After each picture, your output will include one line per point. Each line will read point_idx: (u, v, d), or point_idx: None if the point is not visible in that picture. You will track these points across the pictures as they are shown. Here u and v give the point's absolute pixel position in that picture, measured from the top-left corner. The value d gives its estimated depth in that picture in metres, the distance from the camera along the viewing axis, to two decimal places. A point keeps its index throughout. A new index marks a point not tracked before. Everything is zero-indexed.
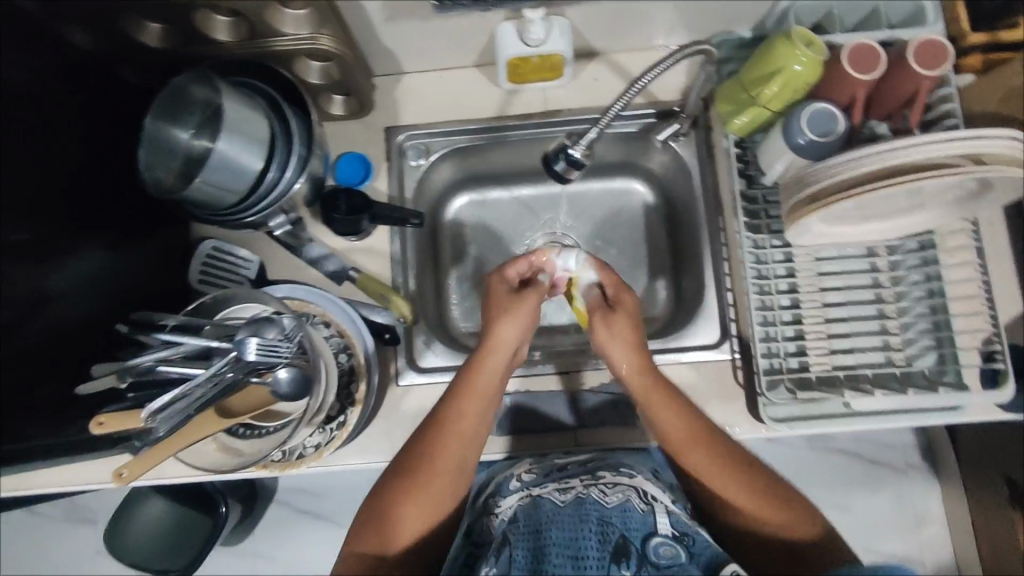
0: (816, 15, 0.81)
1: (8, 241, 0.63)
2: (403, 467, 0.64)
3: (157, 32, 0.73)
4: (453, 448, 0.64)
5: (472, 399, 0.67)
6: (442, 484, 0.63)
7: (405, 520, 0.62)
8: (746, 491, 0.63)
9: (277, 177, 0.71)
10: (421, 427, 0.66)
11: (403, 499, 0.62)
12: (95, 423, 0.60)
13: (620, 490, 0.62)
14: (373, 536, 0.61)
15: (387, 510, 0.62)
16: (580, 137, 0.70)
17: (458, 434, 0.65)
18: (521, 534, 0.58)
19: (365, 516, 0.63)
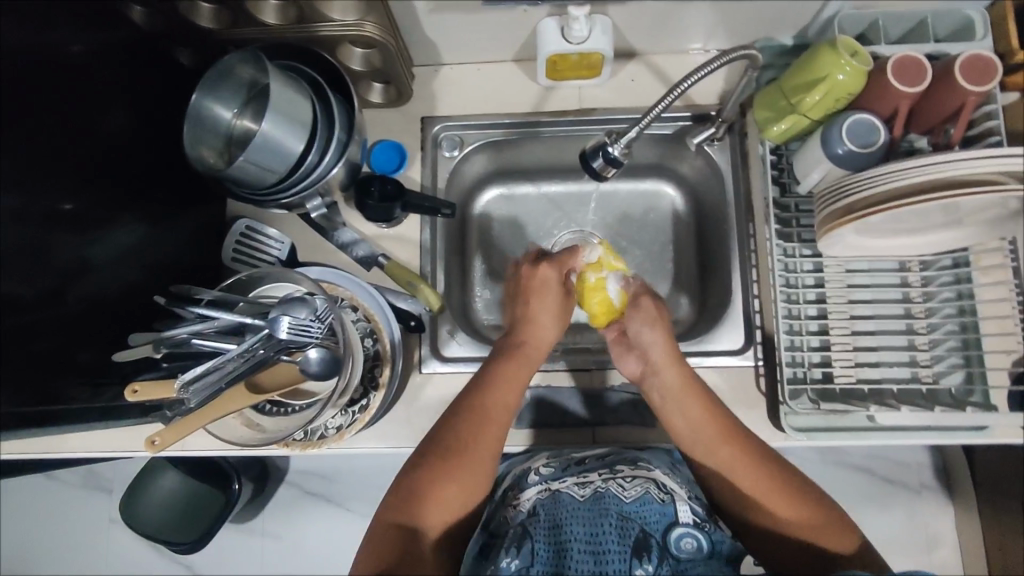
0: (861, 26, 0.80)
1: (55, 210, 0.65)
2: (444, 442, 0.64)
3: (209, 12, 0.77)
4: (494, 427, 0.66)
5: (513, 386, 0.69)
6: (478, 455, 0.64)
7: (443, 495, 0.61)
8: (771, 485, 0.64)
9: (317, 160, 0.73)
10: (460, 405, 0.67)
11: (442, 473, 0.62)
12: (129, 391, 0.62)
13: (639, 482, 0.63)
14: (407, 509, 0.60)
15: (424, 484, 0.61)
16: (619, 135, 0.70)
17: (499, 414, 0.67)
18: (542, 527, 0.59)
19: (399, 490, 0.61)
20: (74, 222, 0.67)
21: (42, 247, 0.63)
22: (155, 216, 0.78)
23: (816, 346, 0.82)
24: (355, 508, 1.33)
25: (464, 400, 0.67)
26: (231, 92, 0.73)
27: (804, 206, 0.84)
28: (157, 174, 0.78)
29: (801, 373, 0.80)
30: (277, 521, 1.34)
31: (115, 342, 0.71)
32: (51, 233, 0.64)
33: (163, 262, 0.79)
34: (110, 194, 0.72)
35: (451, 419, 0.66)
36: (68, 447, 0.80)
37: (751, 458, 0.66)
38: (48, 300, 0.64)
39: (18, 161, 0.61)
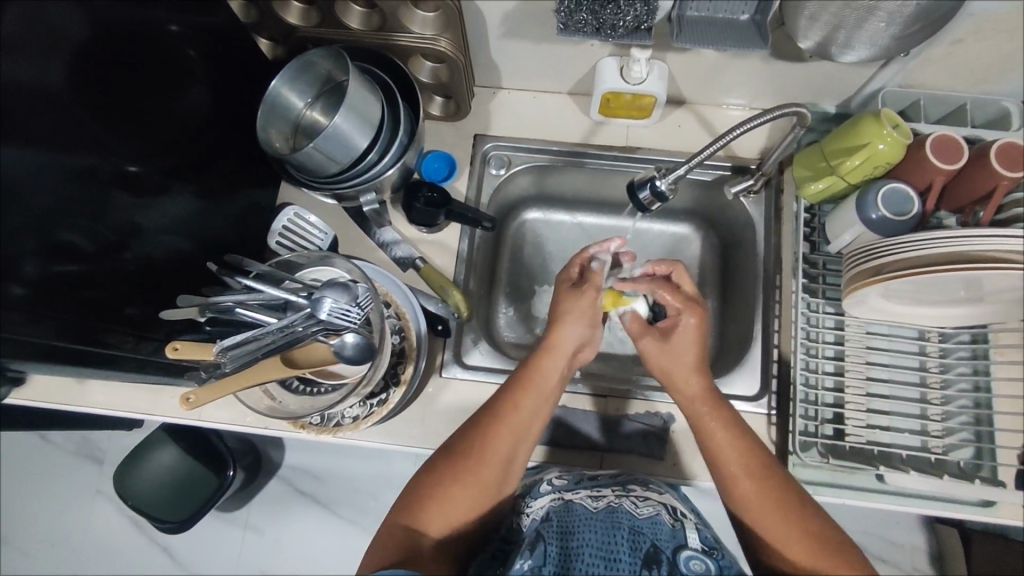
0: (904, 103, 0.85)
1: (125, 171, 0.68)
2: (455, 451, 0.66)
3: (300, 10, 0.80)
4: (504, 441, 0.67)
5: (530, 397, 0.69)
6: (490, 467, 0.65)
7: (450, 500, 0.64)
8: (790, 526, 0.62)
9: (376, 159, 0.78)
10: (476, 416, 0.69)
11: (452, 480, 0.64)
12: (170, 348, 0.65)
13: (651, 504, 0.67)
14: (412, 512, 0.63)
15: (429, 490, 0.64)
16: (668, 171, 0.74)
17: (512, 428, 0.67)
18: (554, 533, 0.62)
19: (411, 492, 0.65)
20: (138, 186, 0.70)
21: (109, 203, 0.66)
22: (211, 190, 0.82)
23: (830, 402, 0.83)
24: (342, 511, 1.32)
25: (478, 414, 0.69)
26: (306, 83, 0.78)
27: (832, 265, 0.86)
28: (218, 153, 0.82)
29: (813, 426, 0.81)
30: (262, 514, 1.33)
31: (158, 303, 0.74)
32: (118, 191, 0.68)
33: (212, 234, 0.82)
34: (175, 165, 0.75)
35: (465, 429, 0.68)
36: (87, 402, 0.82)
37: (772, 493, 0.64)
38: (106, 253, 0.66)
39: (102, 121, 0.65)
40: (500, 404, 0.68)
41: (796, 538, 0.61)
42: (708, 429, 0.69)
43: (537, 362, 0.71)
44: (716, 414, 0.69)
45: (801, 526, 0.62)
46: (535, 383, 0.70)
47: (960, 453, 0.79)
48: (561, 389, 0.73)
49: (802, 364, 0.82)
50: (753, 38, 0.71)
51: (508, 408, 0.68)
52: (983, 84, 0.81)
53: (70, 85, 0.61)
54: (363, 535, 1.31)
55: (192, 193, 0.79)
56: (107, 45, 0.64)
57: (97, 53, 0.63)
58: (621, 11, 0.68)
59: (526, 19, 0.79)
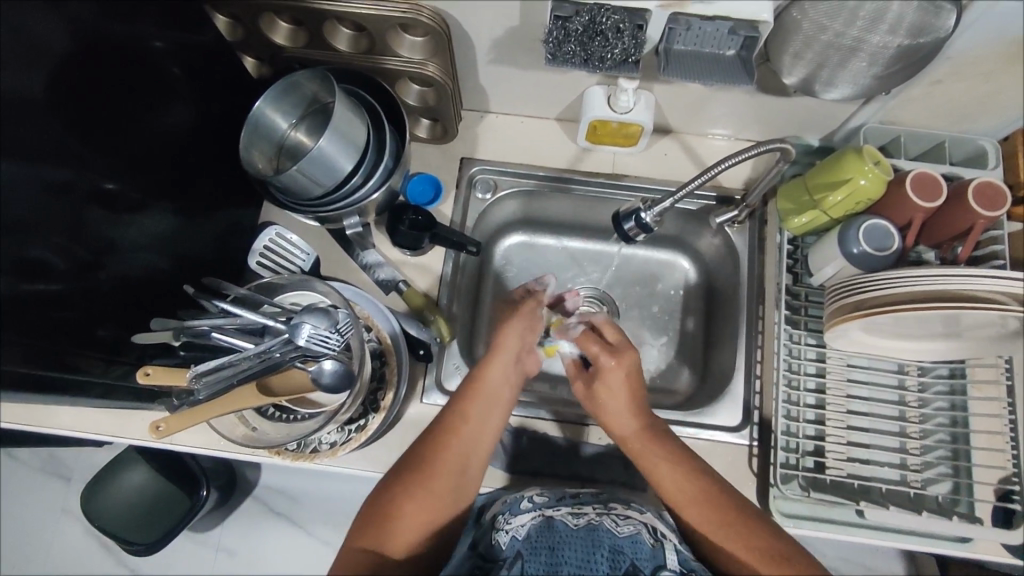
0: (884, 139, 0.86)
1: (102, 189, 0.67)
2: (407, 467, 0.65)
3: (286, 31, 0.80)
4: (455, 452, 0.66)
5: (478, 405, 0.69)
6: (444, 477, 0.65)
7: (408, 517, 0.63)
8: (741, 542, 0.62)
9: (360, 183, 0.77)
10: (427, 432, 0.68)
11: (407, 493, 0.63)
12: (142, 373, 0.63)
13: (631, 523, 0.66)
14: (373, 533, 0.62)
15: (388, 507, 0.63)
16: (653, 203, 0.74)
17: (463, 438, 0.67)
18: (534, 551, 0.62)
19: (369, 511, 0.63)
20: (117, 203, 0.69)
21: (84, 222, 0.65)
22: (190, 208, 0.80)
23: (811, 434, 0.83)
24: (317, 533, 1.29)
25: (429, 428, 0.68)
26: (292, 104, 0.77)
27: (813, 297, 0.87)
28: (199, 171, 0.81)
29: (794, 459, 0.81)
30: (235, 536, 1.30)
31: (132, 324, 0.72)
32: (93, 209, 0.66)
33: (191, 254, 0.80)
34: (155, 182, 0.74)
35: (419, 442, 0.67)
36: (54, 423, 0.79)
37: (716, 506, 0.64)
38: (79, 272, 0.64)
39: (83, 135, 0.64)
40: (450, 417, 0.68)
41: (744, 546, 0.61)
42: (656, 467, 0.68)
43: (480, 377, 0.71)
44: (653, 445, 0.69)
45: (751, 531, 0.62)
46: (482, 392, 0.70)
47: (938, 487, 0.80)
48: (516, 394, 0.73)
49: (784, 397, 0.82)
50: (737, 72, 0.71)
51: (459, 418, 0.68)
52: (960, 124, 0.83)
53: (51, 98, 0.60)
54: None
55: (170, 211, 0.77)
56: (91, 60, 0.63)
57: (82, 67, 0.62)
58: (609, 43, 0.68)
59: (514, 47, 0.80)
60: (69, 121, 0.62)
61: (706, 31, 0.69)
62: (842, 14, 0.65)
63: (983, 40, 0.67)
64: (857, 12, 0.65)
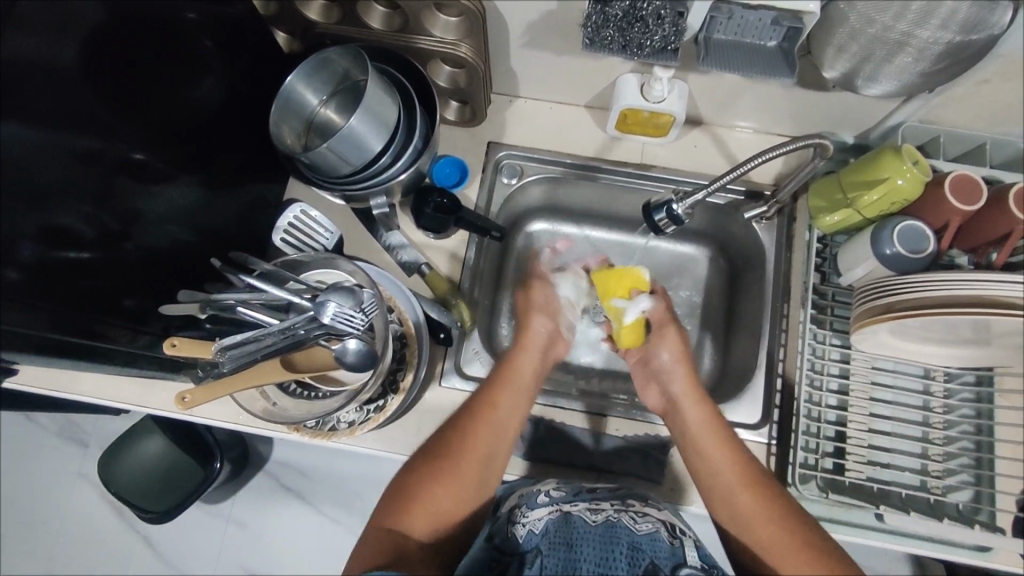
0: (924, 138, 0.84)
1: (131, 159, 0.67)
2: (435, 451, 0.66)
3: (321, 6, 0.78)
4: (485, 438, 0.67)
5: (507, 394, 0.70)
6: (472, 462, 0.65)
7: (434, 501, 0.63)
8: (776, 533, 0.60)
9: (389, 164, 0.77)
10: (455, 417, 0.69)
11: (431, 482, 0.63)
12: (169, 345, 0.64)
13: (650, 520, 0.67)
14: (398, 513, 0.62)
15: (413, 489, 0.63)
16: (686, 195, 0.72)
17: (488, 428, 0.67)
18: (554, 546, 0.62)
19: (396, 491, 0.64)
20: (147, 175, 0.69)
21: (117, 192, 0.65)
22: (218, 182, 0.80)
23: (830, 436, 0.82)
24: (328, 510, 1.31)
25: (458, 413, 0.69)
26: (323, 81, 0.76)
27: (841, 297, 0.86)
28: (227, 144, 0.81)
29: (813, 459, 0.80)
30: (246, 508, 1.31)
31: (157, 295, 0.72)
32: (124, 179, 0.66)
33: (216, 227, 0.80)
34: (184, 156, 0.74)
35: (443, 432, 0.68)
36: (76, 389, 0.80)
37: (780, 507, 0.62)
38: (107, 241, 0.65)
39: (114, 106, 0.64)
40: (479, 405, 0.69)
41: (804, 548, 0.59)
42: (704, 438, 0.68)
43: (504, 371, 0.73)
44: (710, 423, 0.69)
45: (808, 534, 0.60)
46: (512, 381, 0.72)
47: (960, 494, 0.79)
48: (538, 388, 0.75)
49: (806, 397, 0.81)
50: (778, 63, 0.69)
51: (485, 409, 0.68)
52: (1003, 126, 0.81)
53: (83, 66, 0.60)
54: (349, 535, 1.30)
55: (197, 183, 0.77)
56: (125, 30, 0.64)
57: (117, 38, 0.63)
58: (649, 30, 0.66)
59: (549, 31, 0.78)
60: (100, 91, 0.62)
61: (748, 20, 0.68)
62: (891, 7, 0.63)
63: None
64: (907, 6, 0.63)
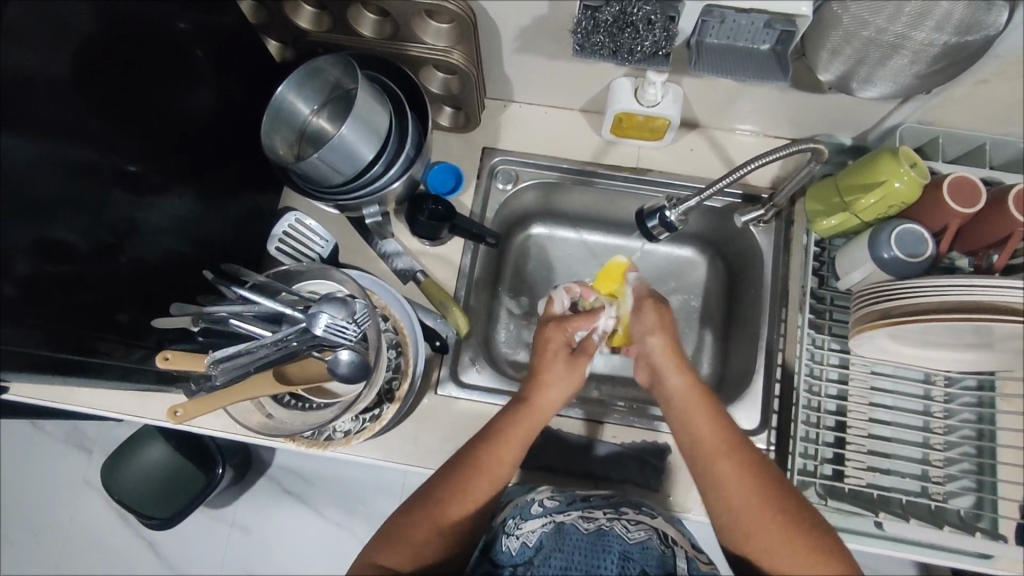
0: (923, 139, 0.83)
1: (124, 170, 0.67)
2: (428, 494, 0.64)
3: (312, 15, 0.78)
4: (480, 484, 0.64)
5: (512, 443, 0.66)
6: (461, 508, 0.63)
7: (420, 545, 0.62)
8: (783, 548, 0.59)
9: (381, 172, 0.77)
10: (453, 460, 0.66)
11: (420, 527, 0.63)
12: (161, 357, 0.63)
13: (643, 528, 0.67)
14: (391, 555, 0.63)
15: (403, 531, 0.63)
16: (679, 202, 0.71)
17: (488, 475, 0.65)
18: (546, 562, 0.64)
19: (389, 530, 0.64)
20: (142, 185, 0.69)
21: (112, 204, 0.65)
22: (212, 191, 0.80)
23: (830, 441, 0.81)
24: (330, 515, 1.31)
25: (455, 457, 0.66)
26: (314, 90, 0.76)
27: (839, 301, 0.85)
28: (220, 154, 0.81)
29: (812, 466, 0.79)
30: (249, 514, 1.32)
31: (151, 307, 0.72)
32: (117, 190, 0.66)
33: (211, 237, 0.80)
34: (178, 165, 0.74)
35: (441, 474, 0.66)
36: (74, 401, 0.80)
37: (763, 494, 0.61)
38: (100, 254, 0.65)
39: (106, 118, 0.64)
40: (474, 452, 0.65)
41: (787, 541, 0.59)
42: (695, 418, 0.66)
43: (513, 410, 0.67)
44: (699, 412, 0.66)
45: (791, 526, 0.59)
46: (518, 431, 0.66)
47: (961, 501, 0.78)
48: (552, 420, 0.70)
49: (804, 402, 0.81)
50: (771, 67, 0.68)
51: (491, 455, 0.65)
52: (1004, 126, 0.80)
53: (74, 76, 0.60)
54: (350, 539, 1.30)
55: (191, 193, 0.77)
56: (116, 36, 0.63)
57: (109, 45, 0.63)
58: (639, 35, 0.65)
59: (541, 36, 0.78)
60: (94, 98, 0.62)
61: (740, 24, 0.67)
62: (884, 10, 0.63)
63: None
64: (901, 7, 0.62)
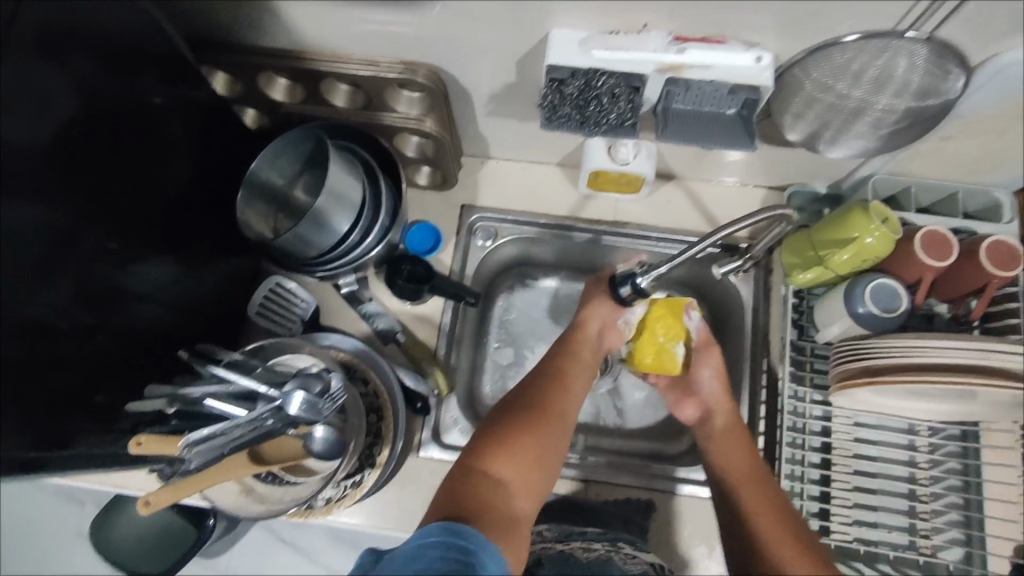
0: (894, 190, 0.84)
1: (105, 248, 0.67)
2: (514, 413, 0.65)
3: (284, 86, 0.79)
4: (558, 399, 0.67)
5: (578, 375, 0.71)
6: (544, 417, 0.65)
7: (513, 447, 0.61)
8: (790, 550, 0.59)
9: (356, 242, 0.77)
10: (523, 387, 0.69)
11: (509, 435, 0.62)
12: (135, 444, 0.56)
13: (640, 563, 0.68)
14: (490, 453, 0.60)
15: (499, 435, 0.62)
16: (650, 267, 0.70)
17: (565, 397, 0.68)
18: None
19: (484, 439, 0.62)
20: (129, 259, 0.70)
21: (96, 282, 0.66)
22: (195, 261, 0.81)
23: (816, 496, 0.81)
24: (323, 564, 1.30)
25: (525, 384, 0.69)
26: (288, 163, 0.77)
27: (820, 352, 0.85)
28: (198, 224, 0.81)
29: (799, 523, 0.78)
30: (240, 566, 1.30)
31: (128, 387, 0.71)
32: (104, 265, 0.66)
33: (190, 309, 0.80)
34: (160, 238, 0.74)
35: (515, 396, 0.68)
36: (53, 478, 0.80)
37: (776, 511, 0.63)
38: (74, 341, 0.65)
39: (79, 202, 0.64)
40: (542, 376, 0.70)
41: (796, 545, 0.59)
42: (729, 446, 0.71)
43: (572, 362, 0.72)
44: (737, 437, 0.72)
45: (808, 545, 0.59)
46: (578, 367, 0.72)
47: (949, 554, 0.78)
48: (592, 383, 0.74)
49: (788, 457, 0.81)
50: (737, 133, 0.68)
51: (559, 392, 0.68)
52: (974, 176, 0.81)
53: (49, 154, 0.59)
54: None
55: (169, 268, 0.77)
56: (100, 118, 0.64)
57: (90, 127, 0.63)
58: (604, 109, 0.67)
59: (514, 101, 0.79)
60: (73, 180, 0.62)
61: (706, 90, 0.67)
62: (844, 78, 0.64)
63: (996, 101, 0.65)
64: (861, 75, 0.63)
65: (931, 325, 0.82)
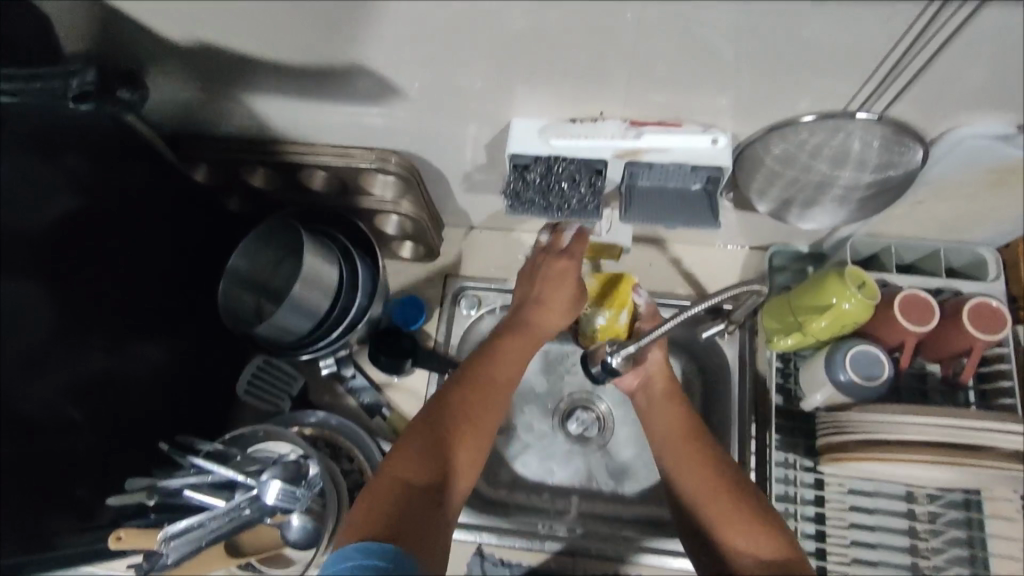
0: (874, 250, 0.83)
1: (89, 345, 0.69)
2: (448, 414, 0.61)
3: (263, 174, 0.81)
4: (493, 399, 0.64)
5: (518, 349, 0.69)
6: (478, 428, 0.62)
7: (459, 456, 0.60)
8: (730, 514, 0.59)
9: (336, 322, 0.79)
10: (457, 376, 0.65)
11: (451, 442, 0.60)
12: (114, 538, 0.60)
13: None
14: (416, 472, 0.56)
15: (433, 448, 0.58)
16: (620, 345, 0.69)
17: (497, 395, 0.65)
18: None
19: (414, 451, 0.58)
20: (115, 350, 0.72)
21: (80, 378, 0.68)
22: (183, 344, 0.83)
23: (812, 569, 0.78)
24: None
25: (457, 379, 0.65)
26: (269, 249, 0.80)
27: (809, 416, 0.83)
28: (185, 309, 0.83)
29: None
30: None
31: (113, 478, 0.72)
32: (90, 359, 0.68)
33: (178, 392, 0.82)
34: (149, 327, 0.77)
35: (445, 398, 0.63)
36: None
37: (711, 473, 0.64)
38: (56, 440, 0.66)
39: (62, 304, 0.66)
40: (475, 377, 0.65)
41: (736, 508, 0.59)
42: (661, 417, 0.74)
43: (519, 339, 0.70)
44: (675, 410, 0.73)
45: (742, 500, 0.60)
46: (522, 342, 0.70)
47: None
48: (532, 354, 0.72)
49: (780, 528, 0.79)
50: (703, 209, 0.69)
51: (493, 390, 0.65)
52: (953, 235, 0.80)
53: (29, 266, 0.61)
54: None
55: (156, 356, 0.79)
56: (83, 221, 0.67)
57: (75, 230, 0.66)
58: (565, 196, 0.69)
59: (488, 179, 0.81)
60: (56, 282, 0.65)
61: (669, 168, 0.68)
62: (802, 153, 0.64)
63: (961, 169, 0.64)
64: (820, 150, 0.63)
65: (926, 385, 0.79)
